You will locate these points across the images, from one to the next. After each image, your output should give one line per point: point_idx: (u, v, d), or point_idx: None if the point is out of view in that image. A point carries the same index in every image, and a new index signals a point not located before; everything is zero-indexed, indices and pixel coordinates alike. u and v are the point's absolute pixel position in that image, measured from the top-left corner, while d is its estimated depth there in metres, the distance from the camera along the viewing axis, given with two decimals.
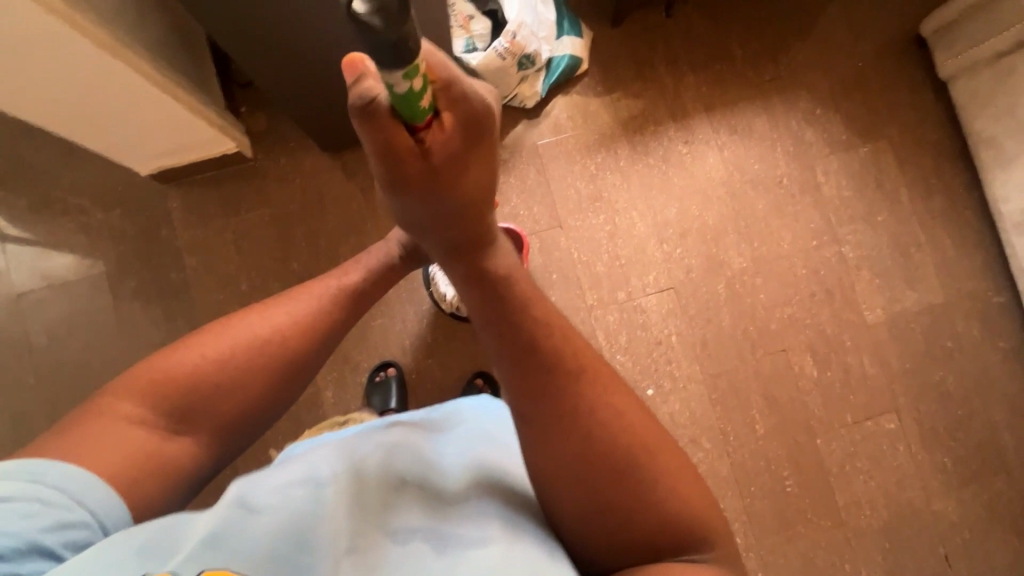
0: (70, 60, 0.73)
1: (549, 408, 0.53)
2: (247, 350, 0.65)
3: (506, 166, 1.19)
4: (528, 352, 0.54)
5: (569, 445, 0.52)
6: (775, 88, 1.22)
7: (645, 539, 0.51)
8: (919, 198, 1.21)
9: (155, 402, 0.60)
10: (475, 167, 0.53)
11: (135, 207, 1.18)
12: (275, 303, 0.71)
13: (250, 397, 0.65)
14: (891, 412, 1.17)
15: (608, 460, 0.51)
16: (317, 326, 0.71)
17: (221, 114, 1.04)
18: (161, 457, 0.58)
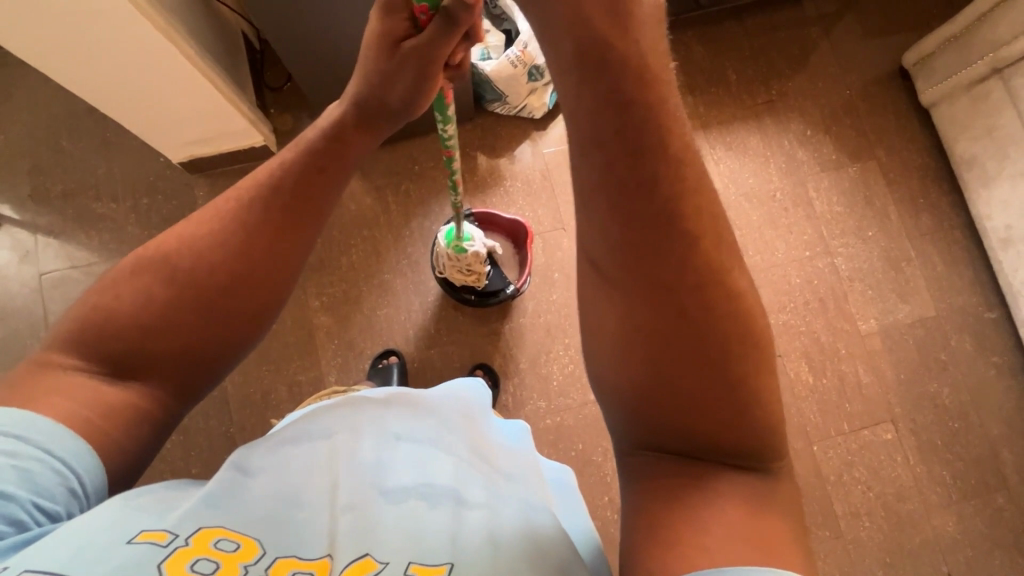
0: (134, 40, 0.83)
1: (647, 265, 0.41)
2: (178, 266, 0.51)
3: (514, 170, 1.26)
4: (642, 193, 0.40)
5: (658, 305, 0.41)
6: (768, 111, 1.31)
7: (707, 428, 0.42)
8: (908, 215, 1.26)
9: (88, 346, 0.48)
10: None
11: (162, 196, 1.25)
12: (202, 218, 0.54)
13: (191, 323, 0.50)
14: (887, 422, 1.17)
15: (699, 330, 0.41)
16: (256, 213, 0.53)
17: (251, 108, 1.13)
18: (107, 405, 0.48)
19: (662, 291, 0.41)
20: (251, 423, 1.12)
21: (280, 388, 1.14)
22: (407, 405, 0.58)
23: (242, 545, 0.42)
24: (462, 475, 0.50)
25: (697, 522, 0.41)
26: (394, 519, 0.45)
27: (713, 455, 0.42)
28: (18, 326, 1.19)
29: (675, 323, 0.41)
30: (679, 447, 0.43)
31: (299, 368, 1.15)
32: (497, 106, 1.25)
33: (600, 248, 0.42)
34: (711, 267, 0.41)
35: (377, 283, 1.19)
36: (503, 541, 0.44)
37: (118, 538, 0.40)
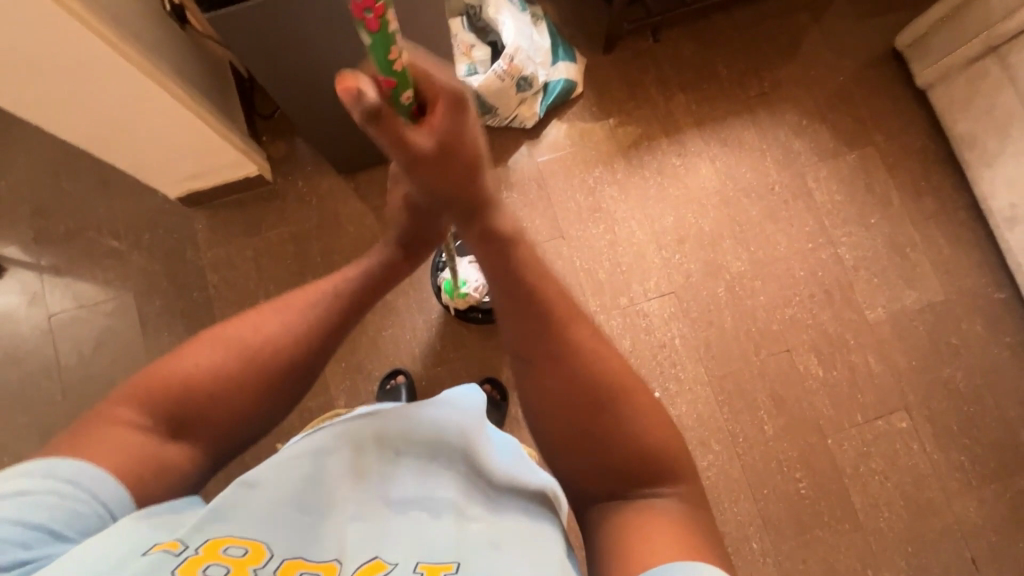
0: (116, 82, 0.83)
1: (545, 348, 0.57)
2: (237, 356, 0.61)
3: (510, 181, 1.25)
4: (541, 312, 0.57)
5: (567, 381, 0.55)
6: (761, 103, 1.29)
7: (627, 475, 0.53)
8: (910, 199, 1.24)
9: (151, 407, 0.56)
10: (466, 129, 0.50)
11: (163, 231, 1.26)
12: (270, 309, 0.66)
13: (241, 403, 0.60)
14: (902, 410, 1.16)
15: (601, 407, 0.54)
16: (307, 322, 0.66)
17: (243, 137, 1.13)
18: (161, 465, 0.55)
19: (571, 378, 0.55)
20: (264, 451, 1.13)
21: (291, 415, 1.14)
22: (406, 413, 0.58)
23: (250, 550, 0.44)
24: (462, 486, 0.53)
25: (651, 534, 0.49)
26: (399, 526, 0.48)
27: (630, 490, 0.53)
28: (30, 369, 1.20)
29: (588, 401, 0.54)
30: (603, 492, 0.54)
31: (308, 395, 1.15)
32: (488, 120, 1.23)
33: (520, 346, 0.57)
34: (605, 363, 0.56)
35: (381, 305, 1.19)
36: (502, 541, 0.48)
37: (134, 551, 0.42)
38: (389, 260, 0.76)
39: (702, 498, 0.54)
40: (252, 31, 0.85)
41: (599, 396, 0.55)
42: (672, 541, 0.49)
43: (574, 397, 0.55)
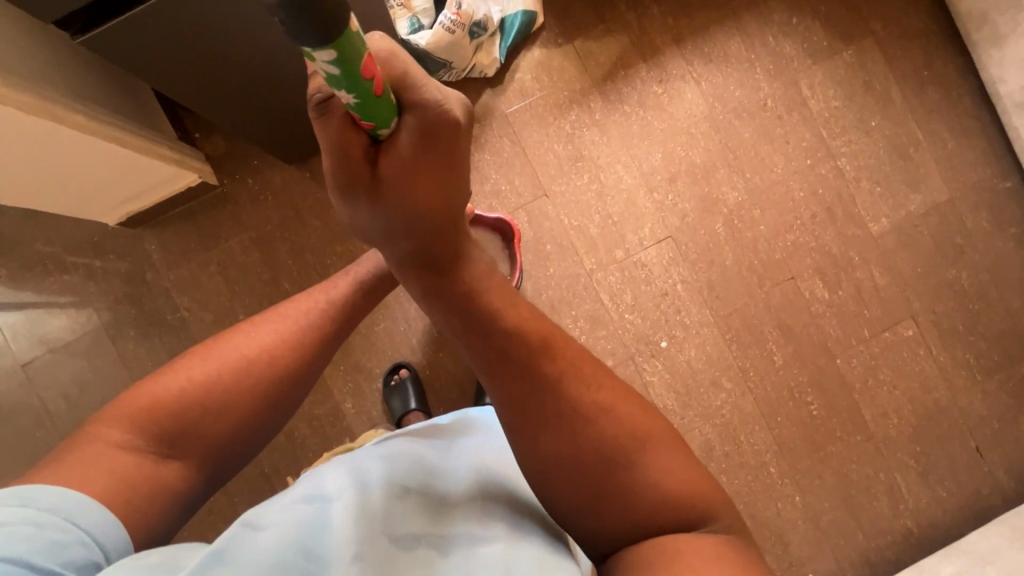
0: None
1: (534, 405, 0.54)
2: (233, 373, 0.63)
3: (479, 141, 1.13)
4: (523, 371, 0.54)
5: (561, 433, 0.53)
6: (744, 5, 1.14)
7: (642, 517, 0.51)
8: (912, 93, 1.14)
9: (146, 427, 0.58)
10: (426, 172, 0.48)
11: (112, 256, 1.14)
12: (260, 325, 0.67)
13: (235, 421, 0.62)
14: (908, 319, 1.15)
15: (601, 449, 0.53)
16: (303, 340, 0.68)
17: (173, 146, 0.99)
18: (151, 485, 0.56)
19: (567, 425, 0.53)
20: (280, 465, 1.11)
21: (299, 426, 1.11)
22: (417, 454, 0.58)
23: None
24: (477, 518, 0.52)
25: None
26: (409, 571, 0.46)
27: (654, 532, 0.51)
28: (18, 424, 1.12)
29: (593, 451, 0.52)
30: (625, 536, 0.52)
31: (312, 403, 1.12)
32: (443, 76, 1.07)
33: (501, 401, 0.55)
34: (605, 408, 0.54)
35: None
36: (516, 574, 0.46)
37: None
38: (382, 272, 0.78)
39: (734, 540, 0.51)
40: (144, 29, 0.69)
41: (602, 446, 0.53)
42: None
43: (573, 444, 0.53)
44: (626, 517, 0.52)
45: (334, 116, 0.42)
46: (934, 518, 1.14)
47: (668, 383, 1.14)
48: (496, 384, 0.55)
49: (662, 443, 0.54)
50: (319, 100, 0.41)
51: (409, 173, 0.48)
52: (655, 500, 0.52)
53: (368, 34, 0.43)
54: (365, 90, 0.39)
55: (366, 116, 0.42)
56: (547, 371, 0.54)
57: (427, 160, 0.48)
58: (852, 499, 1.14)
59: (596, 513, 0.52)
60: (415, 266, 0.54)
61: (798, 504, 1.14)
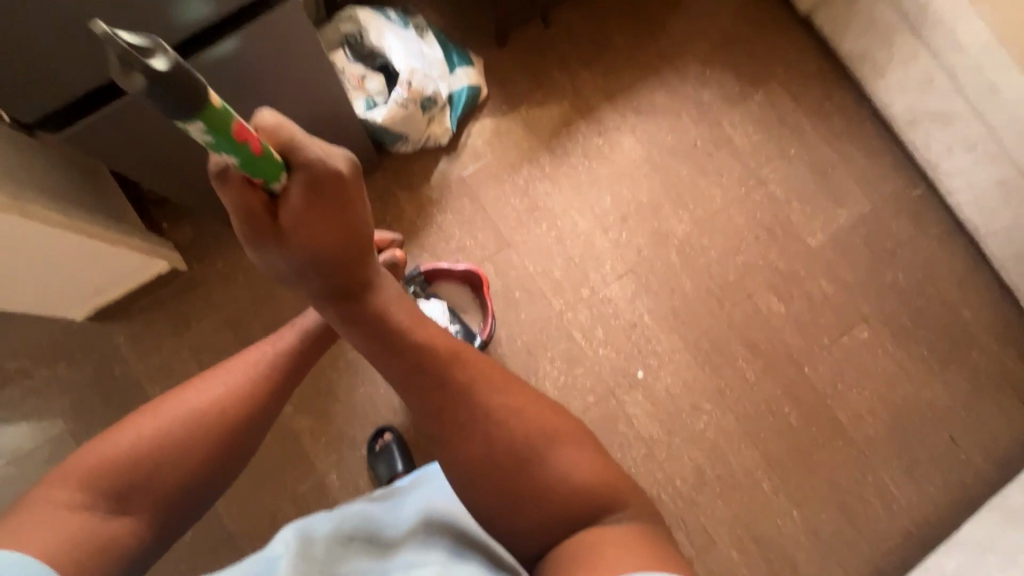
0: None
1: (447, 415, 0.60)
2: (185, 423, 0.61)
3: (441, 203, 1.20)
4: (436, 389, 0.60)
5: (474, 438, 0.59)
6: (663, 63, 1.29)
7: (555, 509, 0.57)
8: (820, 123, 1.29)
9: (94, 485, 0.56)
10: (324, 217, 0.54)
11: (78, 354, 1.11)
12: (212, 377, 0.66)
13: (185, 474, 0.60)
14: (860, 321, 1.23)
15: (511, 448, 0.59)
16: (257, 387, 0.66)
17: (145, 235, 1.02)
18: (97, 544, 0.53)
19: (480, 431, 0.59)
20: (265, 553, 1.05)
21: (284, 506, 1.07)
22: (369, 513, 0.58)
23: None
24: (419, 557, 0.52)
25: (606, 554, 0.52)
26: None
27: (569, 522, 0.57)
28: None
29: (504, 452, 0.58)
30: (543, 529, 0.57)
31: (296, 480, 1.08)
32: (400, 147, 1.16)
33: (423, 417, 0.61)
34: (513, 411, 0.60)
35: (344, 366, 1.12)
36: None
37: None
38: None
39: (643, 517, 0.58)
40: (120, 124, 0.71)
41: (511, 446, 0.59)
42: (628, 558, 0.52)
43: (486, 448, 0.59)
44: (541, 513, 0.57)
45: (232, 180, 0.47)
46: (927, 514, 1.16)
47: (651, 413, 1.16)
48: (416, 402, 0.61)
49: (569, 438, 0.60)
50: (216, 171, 0.46)
51: (307, 217, 0.52)
52: (564, 491, 0.57)
53: (255, 111, 0.48)
54: (240, 149, 0.43)
55: (254, 173, 0.47)
56: (459, 389, 0.60)
57: (324, 205, 0.53)
58: (847, 506, 1.15)
59: (517, 506, 0.58)
60: (332, 300, 0.59)
61: (797, 518, 1.14)
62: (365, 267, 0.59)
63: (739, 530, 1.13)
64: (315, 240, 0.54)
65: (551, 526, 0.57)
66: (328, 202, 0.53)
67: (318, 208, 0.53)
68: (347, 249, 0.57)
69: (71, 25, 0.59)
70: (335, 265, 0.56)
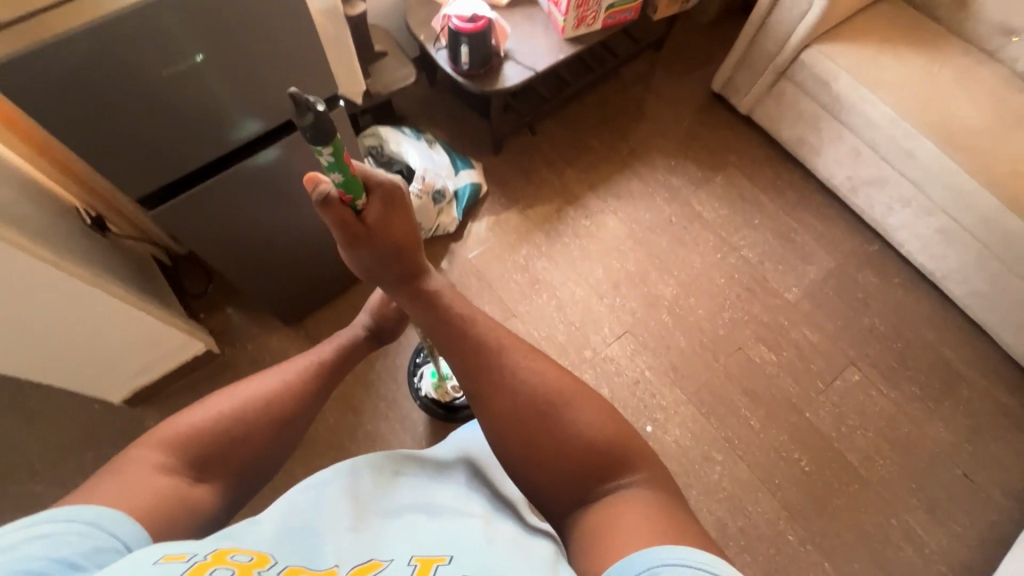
0: (49, 269, 0.78)
1: (494, 389, 0.64)
2: (260, 404, 0.65)
3: (450, 282, 1.34)
4: (479, 362, 0.65)
5: (516, 408, 0.62)
6: (634, 158, 1.53)
7: (585, 471, 0.59)
8: (775, 196, 1.49)
9: (180, 451, 0.57)
10: (395, 220, 0.63)
11: (107, 441, 1.15)
12: (270, 373, 0.71)
13: (256, 450, 0.63)
14: (849, 365, 1.30)
15: (545, 414, 0.61)
16: (311, 382, 0.74)
17: (184, 318, 1.12)
18: (187, 502, 0.53)
19: (522, 403, 0.62)
20: None
21: None
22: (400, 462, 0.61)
23: (255, 558, 0.40)
24: (465, 496, 0.54)
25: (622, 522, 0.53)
26: (399, 525, 0.47)
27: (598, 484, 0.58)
28: None
29: (540, 419, 0.61)
30: (578, 490, 0.59)
31: None
32: None
33: (472, 391, 0.65)
34: (548, 382, 0.64)
35: (364, 436, 1.17)
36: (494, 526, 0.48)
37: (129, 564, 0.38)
38: (360, 338, 0.88)
39: (666, 485, 0.59)
40: (197, 213, 0.85)
41: (549, 412, 0.61)
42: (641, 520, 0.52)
43: (528, 417, 0.62)
44: (575, 475, 0.59)
45: (332, 204, 0.56)
46: (961, 557, 1.13)
47: (665, 467, 1.18)
48: (467, 378, 0.66)
49: (600, 407, 0.63)
50: (320, 200, 0.54)
51: (383, 221, 0.62)
52: (592, 452, 0.59)
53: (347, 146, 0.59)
54: (345, 170, 0.55)
55: (351, 189, 0.57)
56: (504, 363, 0.65)
57: (397, 210, 0.64)
58: (878, 552, 1.13)
59: (548, 466, 0.60)
60: (398, 288, 0.68)
61: (829, 570, 1.11)
62: (421, 259, 0.68)
63: None
64: (387, 239, 0.64)
65: (581, 489, 0.59)
66: (396, 207, 0.63)
67: (391, 215, 0.63)
68: (407, 245, 0.66)
69: (148, 165, 0.74)
70: (401, 260, 0.66)
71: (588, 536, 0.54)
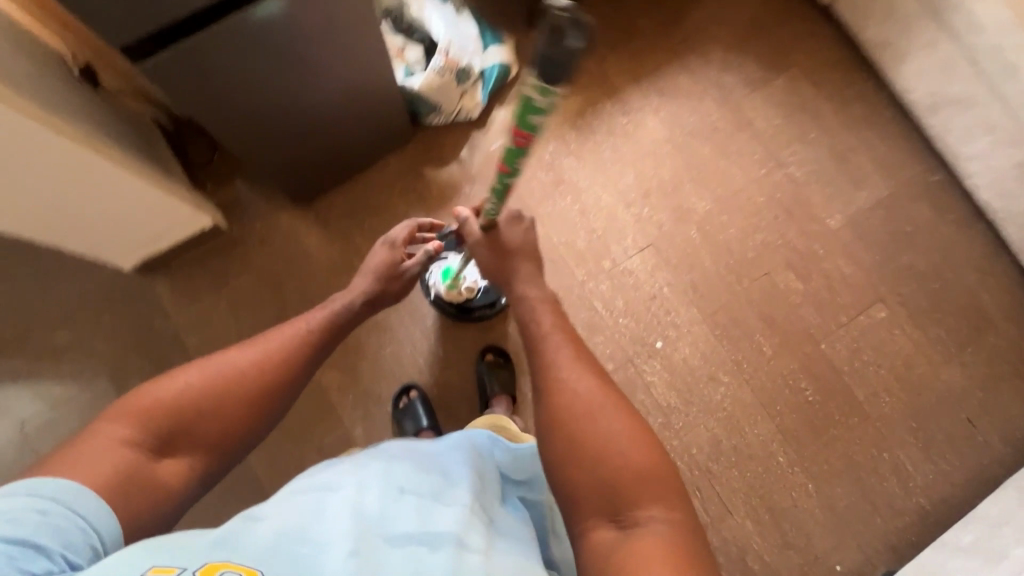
0: (23, 128, 0.73)
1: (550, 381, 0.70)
2: (234, 382, 0.64)
3: (469, 176, 1.25)
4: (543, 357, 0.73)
5: (564, 405, 0.67)
6: (687, 48, 1.34)
7: (614, 487, 0.61)
8: (839, 109, 1.32)
9: (150, 428, 0.57)
10: (510, 235, 0.86)
11: (121, 306, 1.16)
12: (260, 343, 0.69)
13: (226, 428, 0.62)
14: (878, 301, 1.24)
15: (591, 417, 0.65)
16: (295, 357, 0.70)
17: (190, 190, 1.08)
18: (150, 482, 0.55)
19: (570, 402, 0.67)
20: None
21: (311, 454, 1.10)
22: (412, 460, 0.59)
23: None
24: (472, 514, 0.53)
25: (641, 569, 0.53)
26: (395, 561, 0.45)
27: (625, 513, 0.59)
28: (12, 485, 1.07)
29: (583, 422, 0.65)
30: (604, 507, 0.61)
31: (324, 431, 1.12)
32: (433, 118, 1.23)
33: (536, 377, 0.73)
34: (597, 392, 0.68)
35: (373, 325, 1.16)
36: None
37: None
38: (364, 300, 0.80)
39: (687, 530, 0.59)
40: (198, 76, 0.77)
41: (593, 417, 0.65)
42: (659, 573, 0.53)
43: (572, 415, 0.66)
44: (605, 490, 0.61)
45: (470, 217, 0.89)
46: (941, 493, 1.17)
47: (669, 383, 1.18)
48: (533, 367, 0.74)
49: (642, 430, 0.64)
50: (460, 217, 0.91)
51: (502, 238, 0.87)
52: (626, 473, 0.61)
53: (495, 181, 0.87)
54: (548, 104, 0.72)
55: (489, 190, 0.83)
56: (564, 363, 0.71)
57: (515, 230, 0.86)
58: (862, 481, 1.16)
59: (580, 470, 0.63)
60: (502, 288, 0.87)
61: (812, 491, 1.16)
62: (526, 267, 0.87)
63: (753, 502, 1.14)
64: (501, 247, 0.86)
65: (609, 507, 0.61)
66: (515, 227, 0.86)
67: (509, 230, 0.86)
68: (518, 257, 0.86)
69: (141, 19, 0.67)
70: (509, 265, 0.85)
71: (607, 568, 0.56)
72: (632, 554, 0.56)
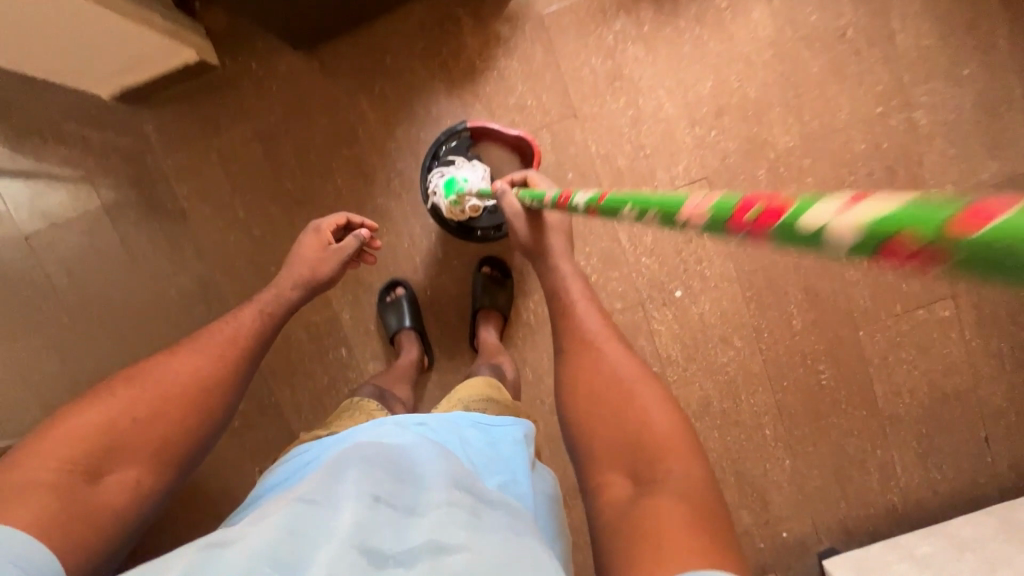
0: None
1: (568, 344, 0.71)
2: (159, 396, 0.65)
3: (509, 46, 1.02)
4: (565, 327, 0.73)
5: (580, 366, 0.68)
6: None
7: (629, 441, 0.60)
8: (1015, 43, 1.00)
9: (77, 456, 0.59)
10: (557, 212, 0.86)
11: (106, 132, 1.06)
12: (183, 353, 0.71)
13: (158, 439, 0.64)
14: (948, 298, 1.08)
15: (607, 378, 0.65)
16: (222, 360, 0.71)
17: (167, 14, 0.92)
18: (85, 510, 0.56)
19: (583, 360, 0.68)
20: (275, 366, 1.10)
21: (298, 329, 1.10)
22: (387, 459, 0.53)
23: None
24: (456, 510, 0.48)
25: (655, 527, 0.51)
26: None
27: (638, 466, 0.58)
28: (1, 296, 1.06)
29: (594, 382, 0.65)
30: (619, 462, 0.59)
31: (311, 309, 1.09)
32: None
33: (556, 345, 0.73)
34: (610, 352, 0.68)
35: (372, 210, 1.06)
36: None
37: None
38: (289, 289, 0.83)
39: (704, 487, 0.56)
40: None
41: (607, 377, 0.65)
42: (675, 530, 0.50)
43: (587, 372, 0.67)
44: (619, 446, 0.60)
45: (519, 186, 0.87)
46: (919, 496, 1.13)
47: (676, 335, 1.09)
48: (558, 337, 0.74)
49: (657, 392, 0.63)
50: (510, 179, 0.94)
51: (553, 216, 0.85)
52: (640, 431, 0.60)
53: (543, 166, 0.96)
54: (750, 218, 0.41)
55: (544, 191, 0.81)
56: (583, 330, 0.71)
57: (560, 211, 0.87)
58: (842, 470, 1.13)
59: (591, 423, 0.63)
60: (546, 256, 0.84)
61: (786, 467, 1.13)
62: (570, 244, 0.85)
63: (724, 464, 1.13)
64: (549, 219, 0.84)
65: (624, 461, 0.59)
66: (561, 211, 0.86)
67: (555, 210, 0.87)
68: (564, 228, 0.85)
69: None
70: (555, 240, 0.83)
71: (618, 524, 0.54)
72: (644, 509, 0.53)
